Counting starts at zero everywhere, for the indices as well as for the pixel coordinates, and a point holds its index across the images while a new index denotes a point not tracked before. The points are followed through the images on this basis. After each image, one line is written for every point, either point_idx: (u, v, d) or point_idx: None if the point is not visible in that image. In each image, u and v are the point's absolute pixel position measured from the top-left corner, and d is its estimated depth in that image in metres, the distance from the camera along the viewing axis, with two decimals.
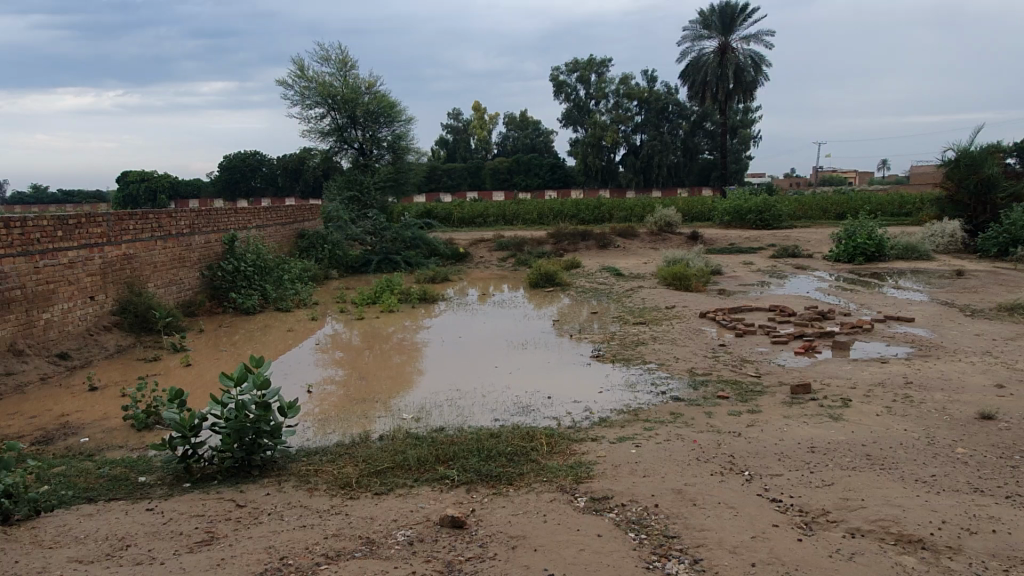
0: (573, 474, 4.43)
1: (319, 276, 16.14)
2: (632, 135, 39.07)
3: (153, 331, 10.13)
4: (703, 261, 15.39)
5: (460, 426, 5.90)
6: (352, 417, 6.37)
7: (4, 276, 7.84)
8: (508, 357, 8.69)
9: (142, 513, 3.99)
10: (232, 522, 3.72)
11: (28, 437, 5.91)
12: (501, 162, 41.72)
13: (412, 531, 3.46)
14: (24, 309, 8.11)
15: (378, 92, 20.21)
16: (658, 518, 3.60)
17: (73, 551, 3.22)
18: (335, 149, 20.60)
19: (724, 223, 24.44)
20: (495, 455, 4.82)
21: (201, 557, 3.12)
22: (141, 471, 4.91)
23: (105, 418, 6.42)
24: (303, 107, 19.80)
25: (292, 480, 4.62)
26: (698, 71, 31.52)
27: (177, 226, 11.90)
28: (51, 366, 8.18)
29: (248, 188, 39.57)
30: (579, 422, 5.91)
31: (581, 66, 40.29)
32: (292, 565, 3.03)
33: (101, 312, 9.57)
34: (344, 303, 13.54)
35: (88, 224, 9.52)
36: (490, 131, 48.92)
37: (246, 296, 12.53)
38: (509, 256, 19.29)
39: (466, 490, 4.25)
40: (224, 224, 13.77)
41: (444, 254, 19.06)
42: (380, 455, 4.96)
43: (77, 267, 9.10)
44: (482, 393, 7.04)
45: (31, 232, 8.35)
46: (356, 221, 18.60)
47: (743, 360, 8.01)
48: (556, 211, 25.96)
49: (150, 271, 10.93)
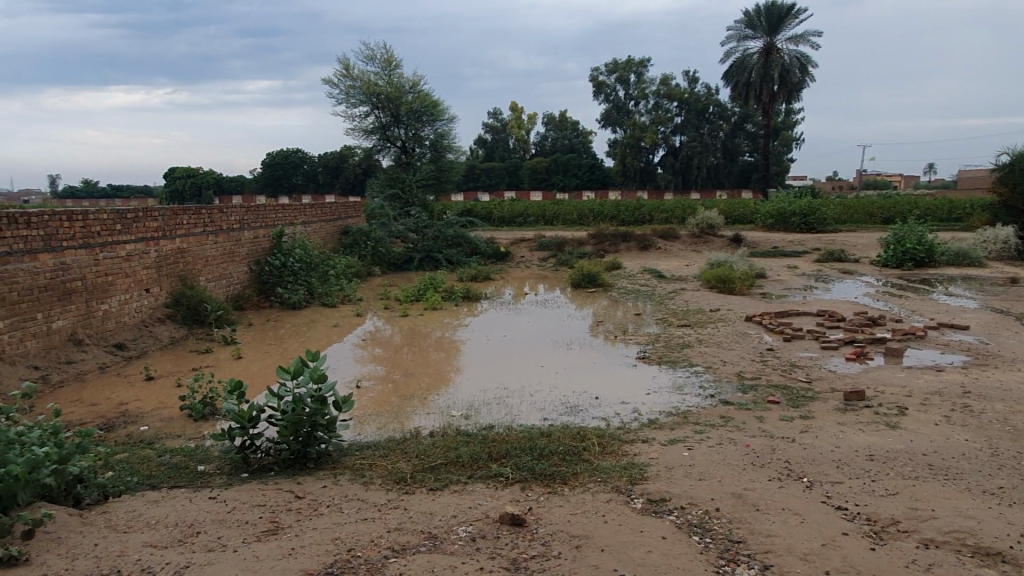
0: (628, 475, 4.41)
1: (362, 273, 16.31)
2: (671, 136, 38.70)
3: (204, 324, 10.33)
4: (746, 263, 15.18)
5: (508, 424, 5.92)
6: (399, 413, 6.43)
7: (67, 268, 8.10)
8: (553, 358, 8.65)
9: (205, 501, 4.08)
10: (294, 513, 3.77)
11: (90, 424, 6.08)
12: (540, 162, 41.51)
13: (474, 528, 3.48)
14: (84, 300, 8.35)
15: (421, 91, 20.25)
16: (722, 523, 3.56)
17: (147, 537, 3.30)
18: (377, 147, 20.81)
19: (767, 225, 24.08)
20: (547, 453, 4.82)
21: (272, 547, 3.16)
22: (200, 460, 5.02)
23: (162, 408, 6.58)
24: (348, 105, 20.03)
25: (348, 473, 4.67)
26: (742, 72, 31.07)
27: (228, 221, 12.18)
28: (108, 355, 8.39)
29: (290, 185, 40.14)
30: (628, 423, 5.89)
31: (620, 66, 39.96)
32: (361, 557, 3.06)
33: (155, 304, 9.82)
34: (387, 300, 13.65)
35: (144, 218, 9.76)
36: (529, 132, 48.86)
37: (292, 292, 12.71)
38: (550, 256, 19.26)
39: (521, 489, 4.25)
40: (271, 220, 14.00)
41: (485, 253, 19.12)
42: (432, 451, 5.00)
43: (133, 260, 9.34)
44: (529, 392, 7.03)
45: (91, 225, 8.60)
46: (399, 218, 18.79)
47: (791, 364, 7.90)
48: (596, 211, 25.71)
49: (202, 265, 11.18)
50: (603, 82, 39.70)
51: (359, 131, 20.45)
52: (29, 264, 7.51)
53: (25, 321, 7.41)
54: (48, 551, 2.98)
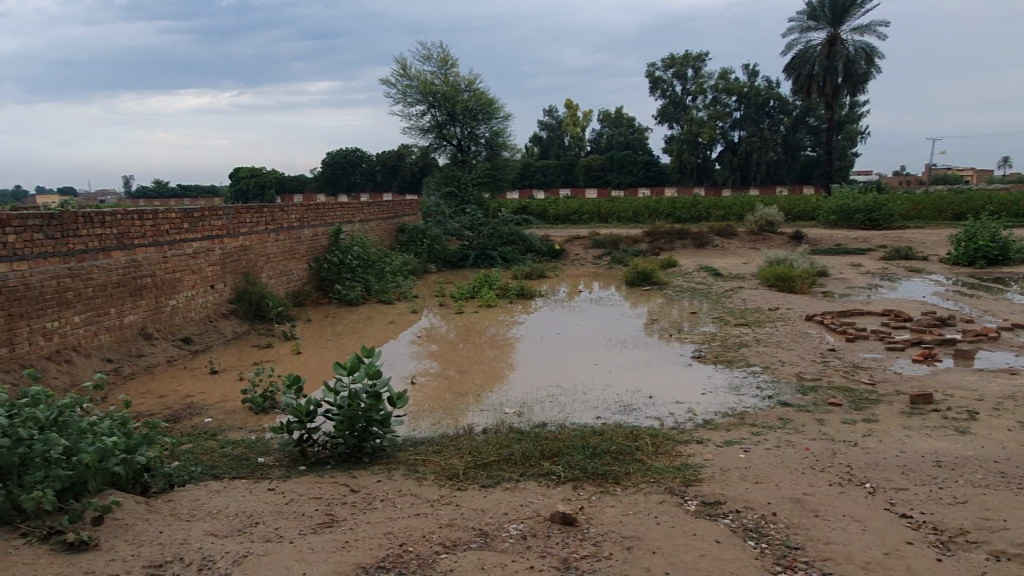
0: (682, 476, 4.34)
1: (418, 270, 16.51)
2: (730, 131, 37.93)
3: (266, 319, 10.61)
4: (808, 261, 14.77)
5: (561, 422, 5.91)
6: (452, 409, 6.48)
7: (138, 265, 8.44)
8: (606, 356, 8.59)
9: (265, 492, 4.19)
10: (349, 506, 3.84)
11: (158, 415, 6.32)
12: (595, 159, 40.97)
13: (524, 526, 3.48)
14: (154, 296, 8.69)
15: (478, 89, 20.32)
16: (779, 528, 3.47)
17: (208, 526, 3.41)
18: (433, 146, 21.02)
19: (829, 222, 23.38)
20: (600, 452, 4.79)
21: (326, 539, 3.22)
22: (260, 452, 5.16)
23: (225, 400, 6.79)
24: (405, 105, 20.32)
25: (401, 468, 4.74)
26: (804, 64, 30.24)
27: (288, 219, 12.50)
28: (176, 349, 8.70)
29: (349, 183, 40.92)
30: (682, 423, 5.79)
31: (678, 61, 39.35)
32: (413, 553, 3.09)
33: (219, 300, 10.15)
34: (443, 297, 13.77)
35: (210, 217, 10.09)
36: (585, 129, 48.59)
37: (350, 288, 12.95)
38: (604, 254, 19.11)
39: (573, 487, 4.24)
40: (329, 218, 14.30)
41: (540, 250, 19.10)
42: (485, 448, 5.02)
43: (199, 257, 9.68)
44: (582, 390, 6.99)
45: (160, 224, 8.93)
46: (454, 216, 18.96)
47: (854, 365, 7.66)
48: (652, 208, 25.36)
49: (264, 262, 11.51)
50: (660, 78, 39.16)
51: (416, 130, 20.69)
52: (102, 261, 7.85)
53: (99, 315, 7.74)
54: (117, 537, 3.10)
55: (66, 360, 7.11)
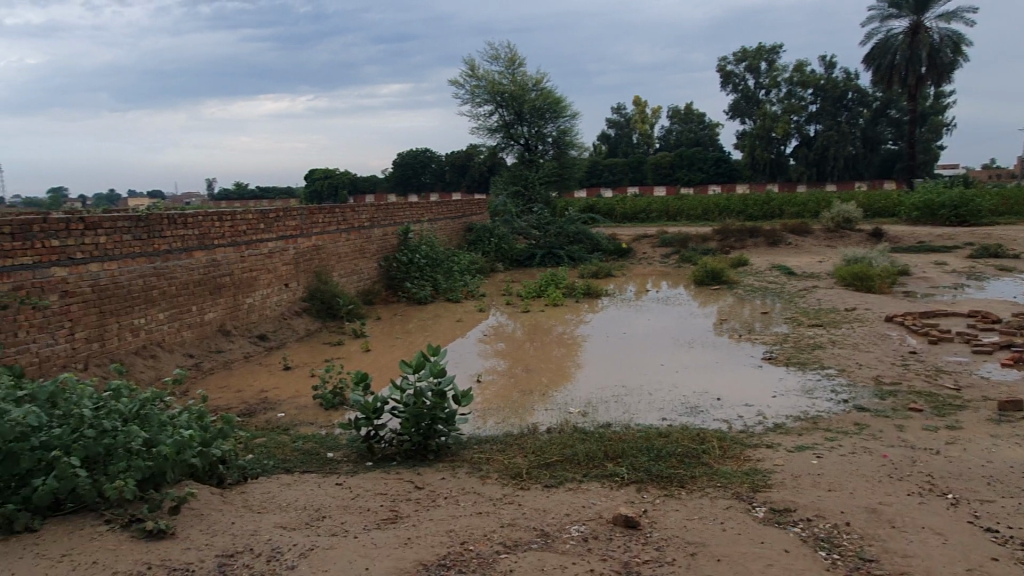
0: (750, 482, 4.22)
1: (486, 269, 16.63)
2: (805, 126, 36.72)
3: (337, 318, 10.88)
4: (887, 260, 14.14)
5: (626, 423, 5.84)
6: (518, 408, 6.49)
7: (218, 264, 8.80)
8: (673, 356, 8.45)
9: (332, 487, 4.30)
10: (413, 502, 3.90)
11: (235, 409, 6.57)
12: (665, 156, 40.25)
13: (586, 528, 3.46)
14: (232, 294, 9.04)
15: (545, 88, 20.31)
16: (852, 538, 3.34)
17: (278, 518, 3.52)
18: (501, 145, 21.10)
19: (912, 219, 22.36)
20: (665, 454, 4.71)
21: (390, 535, 3.28)
22: (329, 447, 5.29)
23: (298, 396, 7.00)
24: (474, 105, 20.53)
25: (466, 466, 4.78)
26: (885, 54, 29.00)
27: (359, 219, 12.78)
28: (252, 346, 9.01)
29: (418, 183, 41.57)
30: (751, 427, 5.64)
31: (750, 54, 38.36)
32: (474, 552, 3.11)
33: (293, 298, 10.48)
34: (510, 296, 13.82)
35: (285, 217, 10.43)
36: (654, 126, 47.96)
37: (419, 287, 13.15)
38: (672, 252, 18.80)
39: (636, 490, 4.18)
40: (398, 217, 14.58)
41: (607, 249, 18.95)
42: (548, 447, 5.01)
43: (274, 257, 10.01)
44: (648, 391, 6.90)
45: (238, 224, 9.28)
46: (521, 214, 19.01)
47: (937, 369, 7.29)
48: (722, 205, 24.79)
49: (336, 262, 11.82)
50: (732, 72, 38.27)
51: (484, 130, 20.84)
52: (185, 261, 8.20)
53: (181, 313, 8.09)
54: (191, 527, 3.24)
55: (151, 355, 7.47)
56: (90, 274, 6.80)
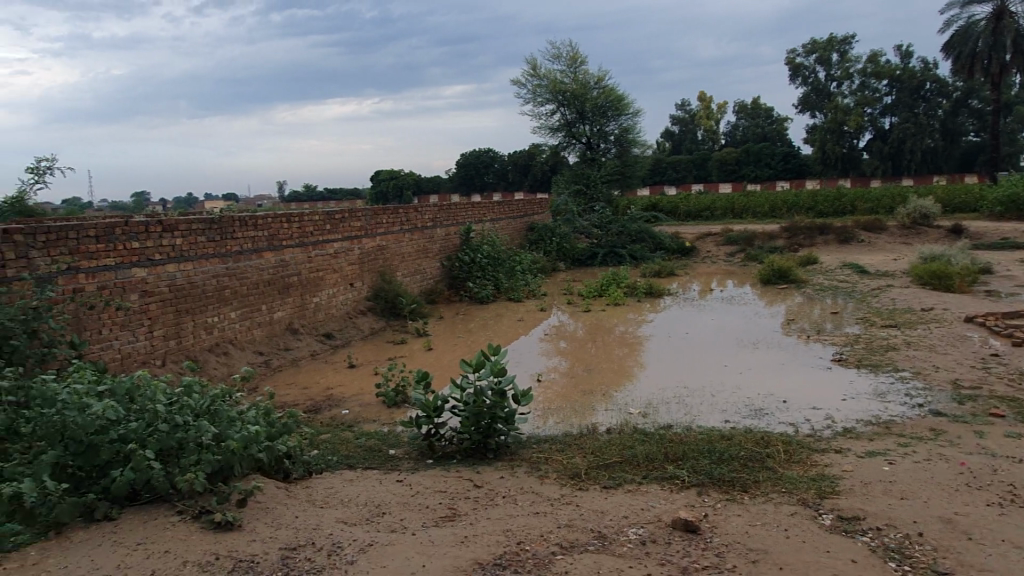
0: (816, 488, 4.09)
1: (547, 268, 16.62)
2: (879, 118, 35.33)
3: (400, 317, 11.06)
4: (968, 257, 13.48)
5: (687, 425, 5.74)
6: (578, 408, 6.47)
7: (286, 264, 9.07)
8: (738, 357, 8.28)
9: (393, 483, 4.38)
10: (471, 501, 3.93)
11: (302, 406, 6.76)
12: (731, 152, 39.36)
13: (644, 531, 3.42)
14: (300, 293, 9.30)
15: (607, 86, 20.15)
16: (925, 550, 3.20)
17: (339, 513, 3.61)
18: (563, 144, 21.03)
19: (995, 214, 21.24)
20: (728, 458, 4.61)
21: (447, 533, 3.32)
22: (391, 445, 5.39)
23: (362, 393, 7.15)
24: (535, 104, 20.55)
25: (524, 466, 4.79)
26: (966, 42, 27.65)
27: (422, 219, 12.96)
28: (319, 344, 9.26)
29: (482, 183, 41.88)
30: (819, 431, 5.46)
31: (821, 46, 37.17)
32: (530, 552, 3.12)
33: (358, 297, 10.71)
34: (571, 295, 13.78)
35: (350, 218, 10.67)
36: (719, 121, 47.02)
37: (481, 286, 13.25)
38: (738, 251, 18.39)
39: (697, 494, 4.11)
40: (461, 216, 14.72)
41: (670, 248, 18.69)
42: (608, 448, 4.97)
43: (340, 257, 10.26)
44: (711, 392, 6.77)
45: (306, 226, 9.54)
46: (583, 214, 18.92)
47: (1021, 373, 6.90)
48: (791, 202, 24.10)
49: (399, 262, 12.02)
50: (801, 65, 37.12)
51: (545, 129, 20.84)
52: (255, 261, 8.49)
53: (252, 311, 8.38)
54: (257, 519, 3.35)
55: (224, 352, 7.76)
56: (167, 274, 7.11)
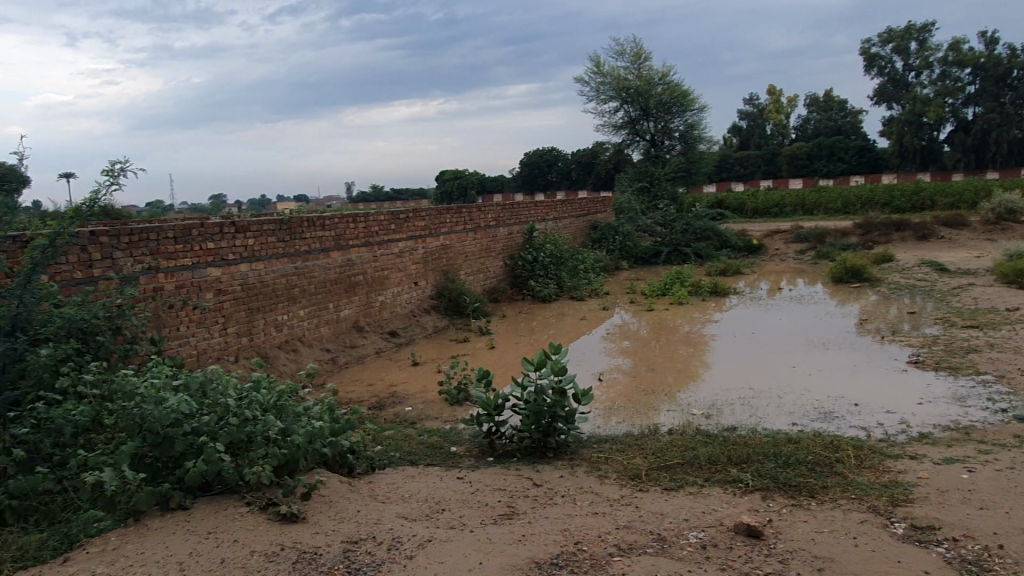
0: (888, 495, 3.94)
1: (609, 267, 16.50)
2: (962, 108, 33.65)
3: (464, 315, 11.17)
4: None
5: (753, 427, 5.61)
6: (640, 408, 6.40)
7: (352, 263, 9.28)
8: (807, 358, 8.04)
9: (454, 480, 4.43)
10: (530, 499, 3.95)
11: (367, 402, 6.91)
12: (801, 147, 38.20)
13: (706, 535, 3.36)
14: (365, 292, 9.50)
15: (672, 81, 19.83)
16: (1005, 563, 3.04)
17: (400, 509, 3.67)
18: (627, 141, 20.82)
19: None
20: (794, 462, 4.49)
21: (505, 531, 3.34)
22: (453, 442, 5.45)
23: (425, 391, 7.26)
24: (599, 102, 20.43)
25: (585, 465, 4.77)
26: None
27: (485, 218, 13.04)
28: (384, 341, 9.44)
29: (545, 182, 41.92)
30: (892, 436, 5.25)
31: (898, 35, 35.66)
32: (587, 552, 3.11)
33: (422, 296, 10.87)
34: (634, 294, 13.63)
35: (415, 218, 10.82)
36: (789, 115, 45.73)
37: (543, 285, 13.25)
38: (808, 248, 17.85)
39: (761, 498, 4.00)
40: (523, 216, 14.75)
41: (737, 245, 18.28)
42: (670, 449, 4.91)
43: (404, 256, 10.43)
44: (778, 394, 6.60)
45: (371, 226, 9.74)
46: (647, 212, 18.69)
47: None
48: (865, 197, 23.22)
49: (462, 261, 12.14)
50: (877, 55, 35.70)
51: (609, 126, 20.68)
52: (323, 261, 8.72)
53: (319, 309, 8.60)
54: (321, 512, 3.44)
55: (293, 349, 8.00)
56: (240, 274, 7.38)
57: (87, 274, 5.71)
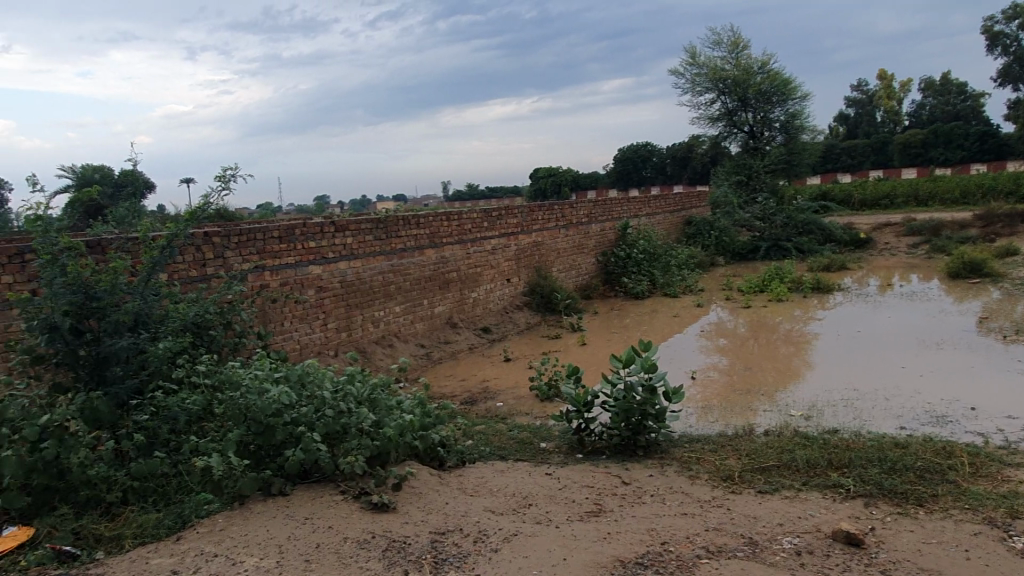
0: (1007, 506, 3.66)
1: (705, 264, 16.11)
2: None
3: (556, 312, 11.19)
4: None
5: (856, 430, 5.34)
6: (737, 408, 6.23)
7: (446, 260, 9.46)
8: (919, 358, 7.57)
9: (542, 476, 4.45)
10: (617, 498, 3.91)
11: (459, 397, 7.05)
12: (915, 134, 35.86)
13: (801, 541, 3.23)
14: (459, 289, 9.67)
15: (772, 70, 19.08)
16: None
17: (488, 502, 3.72)
18: (724, 134, 20.22)
19: None
20: (901, 468, 4.24)
21: (590, 528, 3.33)
22: (543, 438, 5.47)
23: (516, 387, 7.33)
24: (694, 94, 19.98)
25: (675, 465, 4.68)
26: None
27: (577, 215, 13.01)
28: (477, 337, 9.58)
29: (640, 178, 41.33)
30: (1014, 443, 4.87)
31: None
32: (674, 553, 3.05)
33: (515, 292, 10.97)
34: (730, 291, 13.24)
35: (507, 216, 10.91)
36: (902, 101, 43.12)
37: (636, 281, 13.07)
38: (922, 242, 16.79)
39: (863, 505, 3.81)
40: (617, 212, 14.62)
41: (842, 240, 17.43)
42: (765, 451, 4.74)
43: (497, 253, 10.55)
44: (885, 396, 6.25)
45: (465, 224, 9.89)
46: (745, 205, 18.11)
47: None
48: (987, 186, 21.60)
49: (555, 257, 12.16)
50: (1001, 33, 33.09)
51: (705, 119, 20.14)
52: (418, 258, 8.93)
53: (414, 306, 8.82)
54: (410, 503, 3.54)
55: (389, 344, 8.26)
56: (339, 272, 7.67)
57: (200, 273, 6.10)
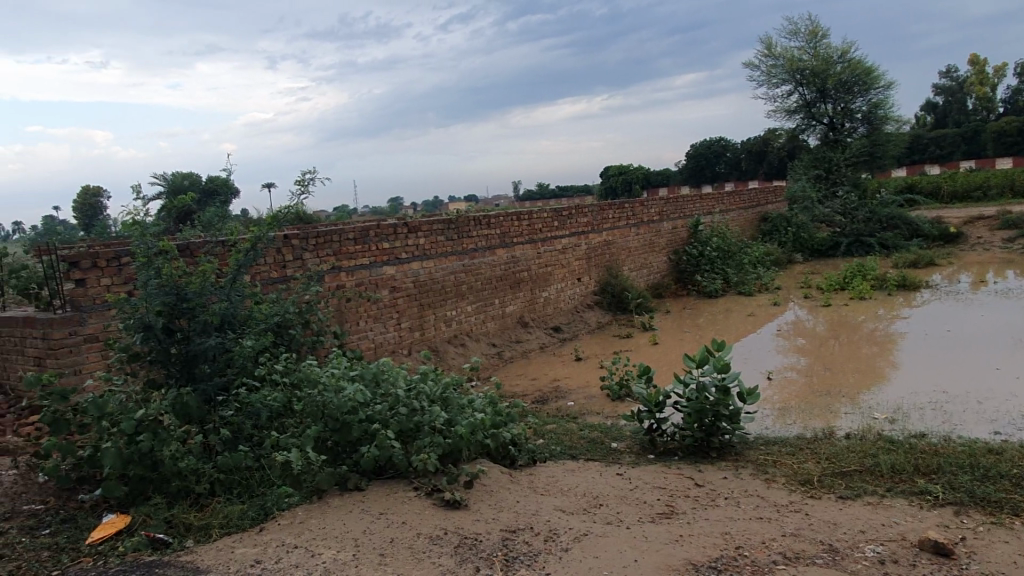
0: None
1: (782, 261, 15.65)
2: None
3: (627, 311, 11.08)
4: None
5: (946, 435, 5.09)
6: (816, 409, 6.04)
7: (517, 260, 9.51)
8: (1014, 359, 7.15)
9: (613, 476, 4.43)
10: (691, 500, 3.86)
11: (531, 396, 7.08)
12: (1011, 121, 33.48)
13: (885, 549, 3.11)
14: (529, 288, 9.71)
15: (853, 59, 18.36)
16: None
17: (559, 501, 3.73)
18: (801, 127, 19.57)
19: None
20: (995, 475, 4.02)
21: (662, 530, 3.29)
22: (614, 438, 5.44)
23: (587, 386, 7.31)
24: (770, 86, 19.45)
25: (751, 467, 4.58)
26: None
27: (648, 213, 12.87)
28: (547, 337, 9.59)
29: (713, 174, 40.38)
30: None
31: None
32: (748, 558, 2.99)
33: (585, 292, 10.95)
34: (809, 288, 12.83)
35: (578, 215, 10.88)
36: (997, 87, 40.76)
37: (710, 280, 12.80)
38: (1019, 235, 15.82)
39: (953, 513, 3.64)
40: (689, 210, 14.38)
41: (930, 234, 16.61)
42: (846, 455, 4.58)
43: (568, 252, 10.54)
44: (978, 399, 5.93)
45: (535, 224, 9.92)
46: (825, 200, 17.49)
47: None
48: None
49: (626, 256, 12.06)
50: None
51: (782, 111, 19.55)
52: (489, 258, 9.02)
53: (485, 306, 8.92)
54: (481, 501, 3.58)
55: (461, 343, 8.37)
56: (412, 272, 7.82)
57: (281, 274, 6.34)
